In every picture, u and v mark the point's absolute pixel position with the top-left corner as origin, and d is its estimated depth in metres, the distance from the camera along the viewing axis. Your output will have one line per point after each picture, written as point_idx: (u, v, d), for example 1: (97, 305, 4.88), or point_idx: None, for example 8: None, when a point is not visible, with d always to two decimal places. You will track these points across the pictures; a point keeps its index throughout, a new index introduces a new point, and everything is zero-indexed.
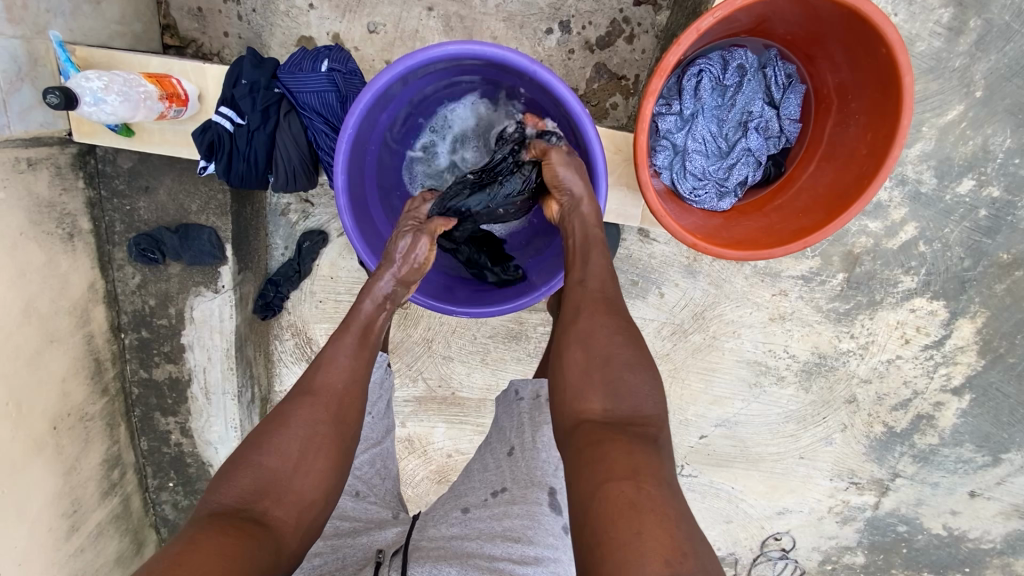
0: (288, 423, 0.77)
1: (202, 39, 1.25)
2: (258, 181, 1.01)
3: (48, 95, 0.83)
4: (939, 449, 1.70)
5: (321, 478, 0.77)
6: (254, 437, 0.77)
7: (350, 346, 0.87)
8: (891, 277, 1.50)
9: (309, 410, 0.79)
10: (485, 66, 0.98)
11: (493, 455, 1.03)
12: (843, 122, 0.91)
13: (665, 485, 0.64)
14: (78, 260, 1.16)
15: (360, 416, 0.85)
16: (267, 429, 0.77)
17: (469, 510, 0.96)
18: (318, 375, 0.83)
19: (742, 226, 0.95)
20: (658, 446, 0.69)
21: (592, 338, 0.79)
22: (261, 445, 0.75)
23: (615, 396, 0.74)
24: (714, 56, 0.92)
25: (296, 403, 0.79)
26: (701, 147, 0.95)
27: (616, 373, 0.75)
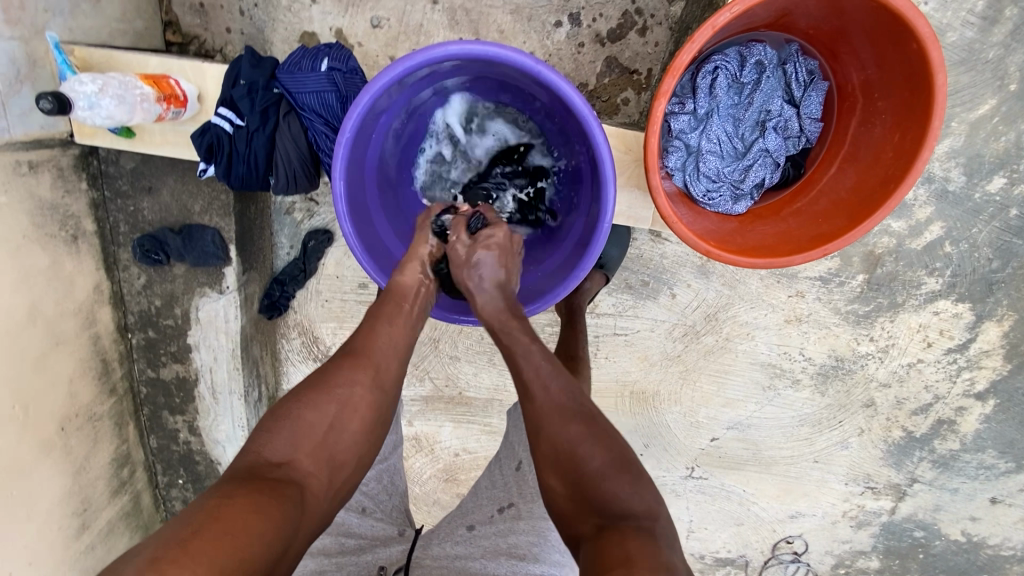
0: (327, 383, 0.78)
1: (204, 35, 1.23)
2: (259, 183, 0.99)
3: (41, 99, 0.83)
4: (960, 455, 1.65)
5: (351, 445, 0.77)
6: (295, 394, 0.78)
7: (388, 315, 0.88)
8: (914, 279, 1.44)
9: (348, 372, 0.81)
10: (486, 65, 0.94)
11: (501, 471, 0.99)
12: (869, 121, 0.86)
13: (666, 571, 0.61)
14: (83, 262, 1.16)
15: (396, 383, 0.86)
16: (306, 389, 0.78)
17: (475, 528, 0.96)
18: (361, 339, 0.85)
19: (759, 231, 0.91)
20: (656, 540, 0.66)
21: (567, 451, 0.77)
22: (302, 401, 0.76)
23: (599, 510, 0.72)
24: (731, 52, 0.87)
25: (338, 364, 0.81)
26: (716, 148, 0.90)
27: (593, 485, 0.73)
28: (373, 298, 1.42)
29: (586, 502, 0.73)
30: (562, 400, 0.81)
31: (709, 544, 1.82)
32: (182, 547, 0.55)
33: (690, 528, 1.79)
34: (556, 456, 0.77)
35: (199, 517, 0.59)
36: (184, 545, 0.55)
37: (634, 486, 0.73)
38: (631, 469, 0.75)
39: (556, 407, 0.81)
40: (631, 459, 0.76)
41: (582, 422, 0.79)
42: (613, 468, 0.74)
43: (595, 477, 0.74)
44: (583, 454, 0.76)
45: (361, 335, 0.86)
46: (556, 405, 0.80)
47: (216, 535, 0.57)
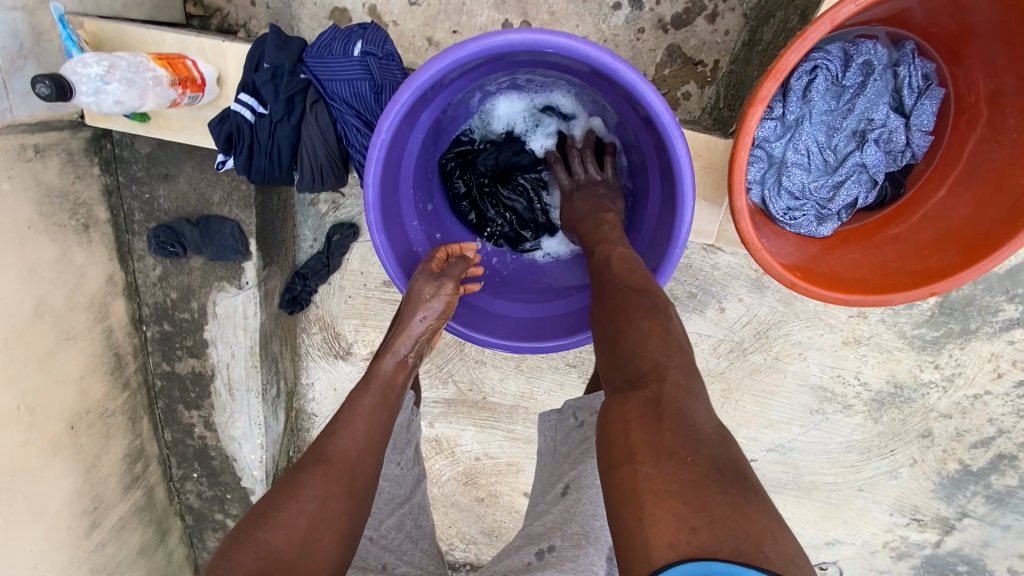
0: (296, 493, 0.66)
1: (227, 9, 1.12)
2: (282, 178, 0.90)
3: (38, 85, 0.72)
4: (1019, 492, 1.53)
5: (325, 566, 0.64)
6: (257, 513, 0.65)
7: (367, 407, 0.79)
8: (992, 304, 1.31)
9: (319, 476, 0.69)
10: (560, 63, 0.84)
11: (542, 501, 0.95)
12: (993, 139, 0.73)
13: (668, 454, 0.55)
14: (95, 252, 1.08)
15: (372, 488, 0.74)
16: (272, 503, 0.66)
17: None
18: (333, 440, 0.74)
19: (847, 259, 0.79)
20: (660, 407, 0.59)
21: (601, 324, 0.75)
22: (265, 518, 0.64)
23: (620, 370, 0.67)
24: (834, 49, 0.74)
25: (305, 471, 0.69)
26: (803, 161, 0.78)
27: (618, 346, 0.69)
28: (399, 297, 1.33)
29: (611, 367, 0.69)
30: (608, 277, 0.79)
31: None
32: None
33: None
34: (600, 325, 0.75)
35: None
36: None
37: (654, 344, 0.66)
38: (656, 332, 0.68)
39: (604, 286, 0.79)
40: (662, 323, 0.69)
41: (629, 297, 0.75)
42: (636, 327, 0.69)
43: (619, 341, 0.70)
44: (614, 322, 0.72)
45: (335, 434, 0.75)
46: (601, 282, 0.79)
47: None
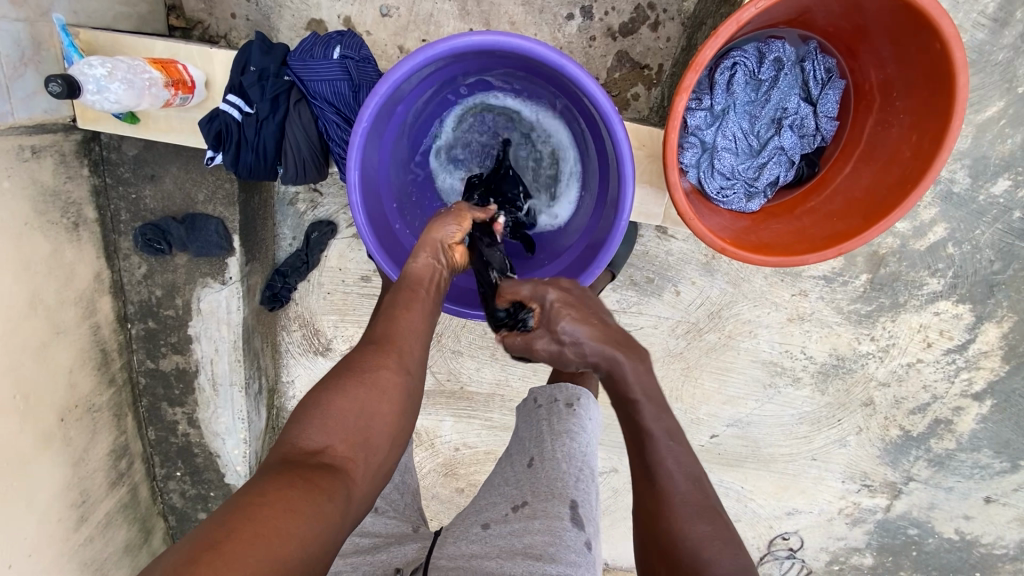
0: (359, 370, 0.72)
1: (209, 21, 1.21)
2: (267, 172, 0.98)
3: (47, 83, 0.80)
4: (956, 454, 1.69)
5: (388, 429, 0.72)
6: (324, 384, 0.72)
7: (404, 300, 0.82)
8: (917, 279, 1.44)
9: (378, 357, 0.75)
10: (516, 58, 0.91)
11: (511, 469, 1.02)
12: (886, 122, 0.86)
13: None
14: (84, 250, 1.13)
15: (421, 371, 0.80)
16: (337, 378, 0.72)
17: (489, 526, 0.94)
18: (384, 325, 0.79)
19: (773, 229, 0.91)
20: None
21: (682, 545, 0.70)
22: (335, 389, 0.70)
23: None
24: (750, 49, 0.86)
25: (364, 352, 0.76)
26: (731, 145, 0.90)
27: None
28: (377, 292, 1.41)
29: None
30: (689, 488, 0.74)
31: None
32: (217, 547, 0.51)
33: None
34: (677, 546, 0.70)
35: (234, 510, 0.55)
36: (220, 546, 0.51)
37: None
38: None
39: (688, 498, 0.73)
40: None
41: (708, 520, 0.71)
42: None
43: None
44: (706, 555, 0.68)
45: (388, 325, 0.79)
46: (683, 494, 0.74)
47: (242, 541, 0.52)
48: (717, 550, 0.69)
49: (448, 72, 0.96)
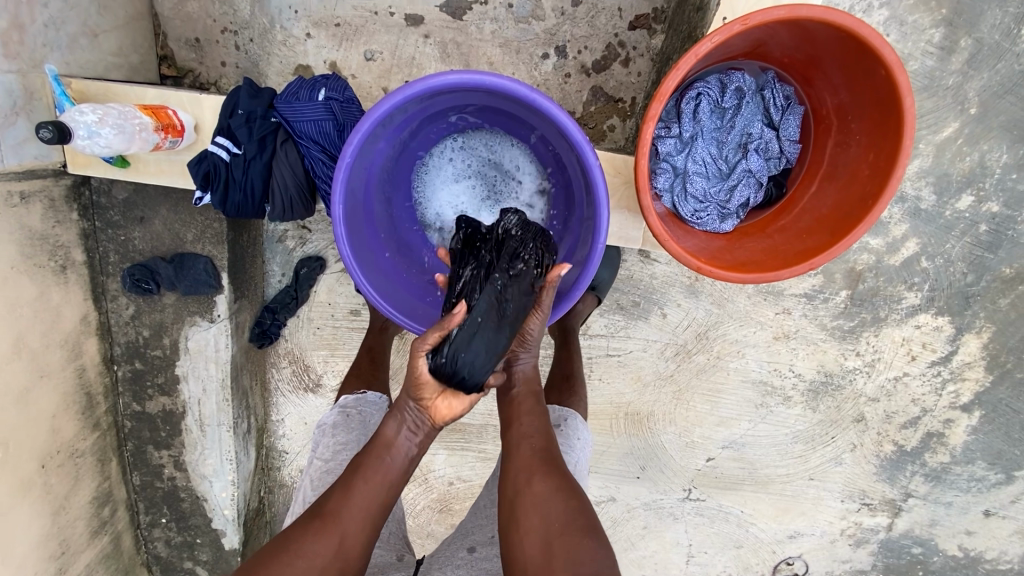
0: (294, 550, 0.79)
1: (199, 69, 1.27)
2: (254, 210, 1.00)
3: (40, 130, 0.82)
4: (951, 467, 1.69)
5: None
6: (263, 559, 0.80)
7: (365, 470, 0.85)
8: (895, 294, 1.48)
9: (313, 539, 0.80)
10: (478, 92, 0.95)
11: (497, 490, 1.04)
12: (843, 143, 0.90)
13: None
14: (71, 292, 1.14)
15: (362, 554, 0.83)
16: (275, 556, 0.79)
17: (476, 550, 0.99)
18: (335, 500, 0.84)
19: (746, 248, 0.94)
20: None
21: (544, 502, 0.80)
22: (268, 567, 0.78)
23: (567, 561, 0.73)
24: (712, 80, 0.91)
25: (307, 527, 0.82)
26: (701, 170, 0.94)
27: (570, 538, 0.76)
28: (366, 325, 1.42)
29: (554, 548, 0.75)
30: (545, 454, 0.86)
31: (710, 568, 1.84)
32: None
33: (689, 553, 1.83)
34: (533, 502, 0.80)
35: None
36: None
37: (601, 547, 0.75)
38: (598, 533, 0.77)
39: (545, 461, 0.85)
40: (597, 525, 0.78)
41: (557, 477, 0.83)
42: (584, 528, 0.77)
43: (571, 529, 0.77)
44: (558, 504, 0.79)
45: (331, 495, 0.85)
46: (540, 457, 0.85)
47: None
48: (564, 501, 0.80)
49: (424, 112, 1.00)
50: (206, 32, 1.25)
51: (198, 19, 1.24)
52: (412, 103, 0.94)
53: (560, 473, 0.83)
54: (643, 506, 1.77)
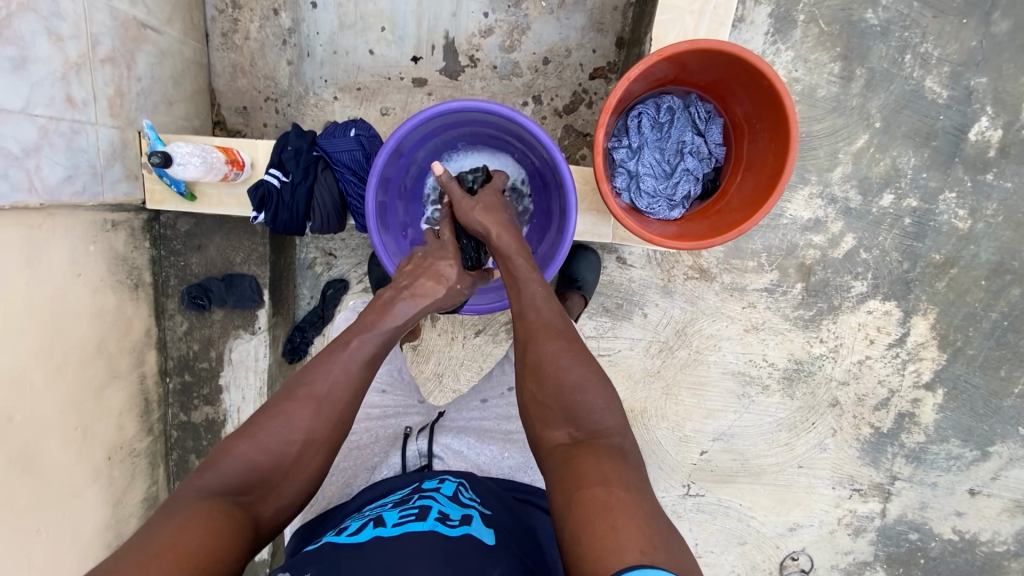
0: (287, 421, 0.87)
1: (246, 130, 1.57)
2: (299, 225, 1.26)
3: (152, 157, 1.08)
4: (929, 447, 1.82)
5: (310, 476, 0.88)
6: (252, 429, 0.87)
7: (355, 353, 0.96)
8: (844, 283, 1.69)
9: (304, 410, 0.89)
10: (474, 117, 1.21)
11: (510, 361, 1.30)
12: (754, 140, 1.17)
13: (633, 486, 0.78)
14: (140, 307, 1.36)
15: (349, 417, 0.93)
16: (267, 424, 0.87)
17: (487, 400, 1.27)
18: (322, 378, 0.92)
19: (692, 228, 1.18)
20: (622, 454, 0.84)
21: (541, 366, 0.94)
22: (258, 436, 0.86)
23: (574, 421, 0.89)
24: (649, 103, 1.20)
25: (298, 403, 0.89)
26: (650, 171, 1.19)
27: (575, 397, 0.90)
28: None
29: (562, 409, 0.90)
30: (547, 317, 1.00)
31: (718, 569, 1.90)
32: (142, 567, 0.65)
33: (697, 553, 1.89)
34: (539, 363, 0.94)
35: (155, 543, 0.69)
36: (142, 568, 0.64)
37: (606, 402, 0.90)
38: (602, 381, 0.92)
39: (546, 325, 0.99)
40: (603, 374, 0.93)
41: (562, 340, 0.97)
42: (589, 381, 0.91)
43: (575, 388, 0.91)
44: (562, 364, 0.93)
45: (316, 368, 0.93)
46: (544, 320, 0.99)
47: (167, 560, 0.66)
48: (569, 361, 0.94)
49: (431, 137, 1.26)
50: (252, 101, 1.56)
51: (246, 91, 1.56)
52: (423, 128, 1.20)
53: (556, 333, 0.98)
54: None
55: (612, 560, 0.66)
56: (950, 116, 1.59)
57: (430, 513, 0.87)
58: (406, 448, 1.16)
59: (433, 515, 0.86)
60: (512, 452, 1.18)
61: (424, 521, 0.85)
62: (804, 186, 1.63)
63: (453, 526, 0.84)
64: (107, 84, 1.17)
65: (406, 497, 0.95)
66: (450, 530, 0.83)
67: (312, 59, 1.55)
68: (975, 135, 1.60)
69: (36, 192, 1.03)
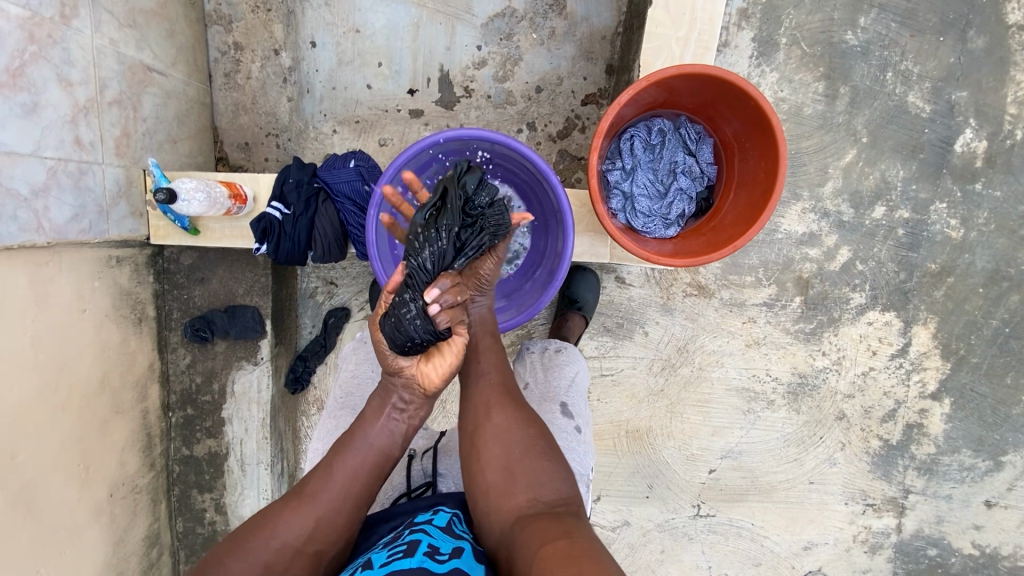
0: (267, 528, 0.87)
1: (248, 165, 1.61)
2: (300, 255, 1.28)
3: (159, 193, 1.11)
4: (940, 458, 1.79)
5: None
6: (236, 537, 0.87)
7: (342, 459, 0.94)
8: (842, 295, 1.70)
9: (286, 516, 0.88)
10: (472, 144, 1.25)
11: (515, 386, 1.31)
12: (745, 158, 1.19)
13: (592, 540, 0.78)
14: (143, 341, 1.37)
15: (331, 529, 0.88)
16: (249, 532, 0.87)
17: None
18: (312, 481, 0.92)
19: (688, 246, 1.20)
20: (580, 517, 0.84)
21: (505, 432, 0.95)
22: (236, 546, 0.85)
23: (532, 486, 0.89)
24: (640, 126, 1.23)
25: (284, 507, 0.89)
26: (645, 191, 1.21)
27: (534, 461, 0.91)
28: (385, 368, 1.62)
29: (520, 473, 0.90)
30: (507, 386, 1.03)
31: None
32: None
33: None
34: (498, 430, 0.95)
35: None
36: None
37: (563, 473, 0.91)
38: (560, 455, 0.94)
39: (505, 391, 1.01)
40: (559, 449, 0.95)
41: (520, 408, 0.99)
42: (548, 452, 0.93)
43: (534, 454, 0.92)
44: (522, 432, 0.95)
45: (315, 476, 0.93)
46: (498, 387, 1.02)
47: None
48: (527, 431, 0.95)
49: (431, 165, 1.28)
50: (254, 137, 1.60)
51: (248, 127, 1.60)
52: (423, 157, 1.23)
53: (518, 404, 1.00)
54: (658, 529, 1.83)
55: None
56: (934, 129, 1.63)
57: (419, 547, 0.80)
58: (411, 470, 1.14)
59: (422, 549, 0.79)
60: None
61: (412, 557, 0.77)
62: (796, 201, 1.66)
63: (442, 561, 0.78)
64: (114, 125, 1.21)
65: (397, 534, 0.87)
66: (439, 565, 0.76)
67: (312, 95, 1.60)
68: (961, 146, 1.64)
69: (42, 230, 1.05)
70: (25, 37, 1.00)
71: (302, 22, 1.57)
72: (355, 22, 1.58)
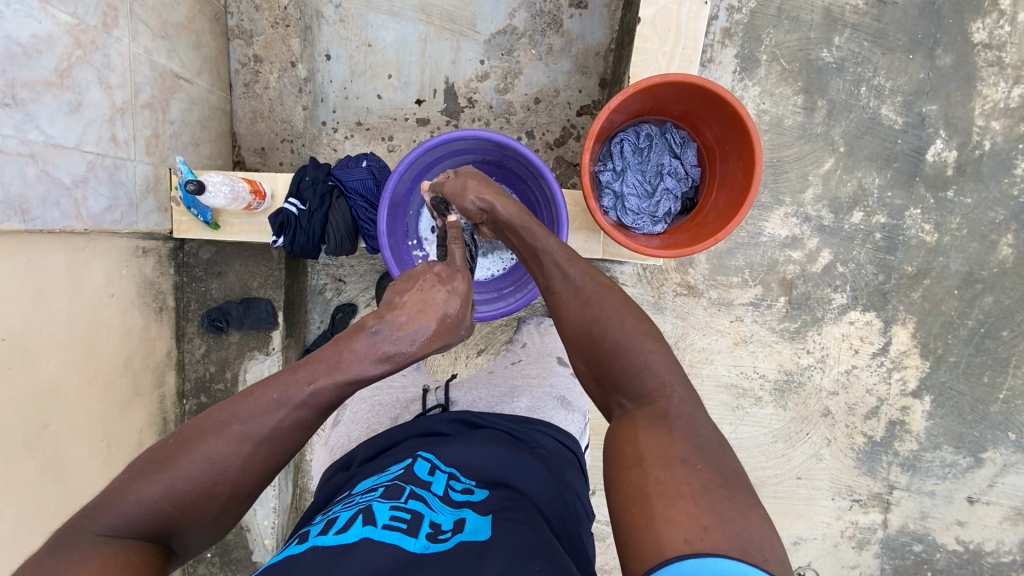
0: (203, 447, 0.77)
1: (263, 169, 1.72)
2: (314, 248, 1.37)
3: (189, 183, 1.22)
4: (922, 455, 1.86)
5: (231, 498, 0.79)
6: (168, 451, 0.77)
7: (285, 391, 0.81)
8: (825, 296, 1.79)
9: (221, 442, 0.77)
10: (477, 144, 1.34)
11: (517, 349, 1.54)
12: (725, 160, 1.30)
13: (679, 460, 0.73)
14: (163, 329, 1.45)
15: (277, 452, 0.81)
16: (184, 446, 0.77)
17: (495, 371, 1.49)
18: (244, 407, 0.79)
19: (674, 240, 1.30)
20: (667, 420, 0.79)
21: (581, 338, 0.95)
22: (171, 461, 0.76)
23: (618, 391, 0.89)
24: (629, 131, 1.34)
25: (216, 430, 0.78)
26: (634, 191, 1.31)
27: (613, 358, 0.90)
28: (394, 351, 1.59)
29: (607, 378, 0.91)
30: (578, 287, 1.00)
31: None
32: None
33: None
34: (579, 335, 0.95)
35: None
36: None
37: (647, 364, 0.87)
38: (642, 344, 0.89)
39: (578, 294, 0.99)
40: (642, 337, 0.90)
41: (591, 306, 0.96)
42: (627, 346, 0.89)
43: (612, 353, 0.90)
44: (600, 333, 0.93)
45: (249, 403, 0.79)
46: (575, 287, 1.00)
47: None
48: (605, 329, 0.93)
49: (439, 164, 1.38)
50: (270, 142, 1.71)
51: (265, 133, 1.71)
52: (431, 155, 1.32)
53: (589, 306, 0.97)
54: None
55: (649, 554, 0.65)
56: (907, 140, 1.74)
57: (421, 526, 0.81)
58: (426, 399, 1.35)
59: (424, 531, 0.80)
60: (521, 400, 1.33)
61: (414, 537, 0.79)
62: (779, 206, 1.76)
63: (444, 541, 0.80)
64: (145, 127, 1.31)
65: (396, 487, 0.89)
66: (442, 547, 0.78)
67: (326, 104, 1.72)
68: (932, 156, 1.75)
69: (81, 218, 1.14)
70: (72, 42, 1.10)
71: (318, 37, 1.70)
72: (367, 37, 1.70)
